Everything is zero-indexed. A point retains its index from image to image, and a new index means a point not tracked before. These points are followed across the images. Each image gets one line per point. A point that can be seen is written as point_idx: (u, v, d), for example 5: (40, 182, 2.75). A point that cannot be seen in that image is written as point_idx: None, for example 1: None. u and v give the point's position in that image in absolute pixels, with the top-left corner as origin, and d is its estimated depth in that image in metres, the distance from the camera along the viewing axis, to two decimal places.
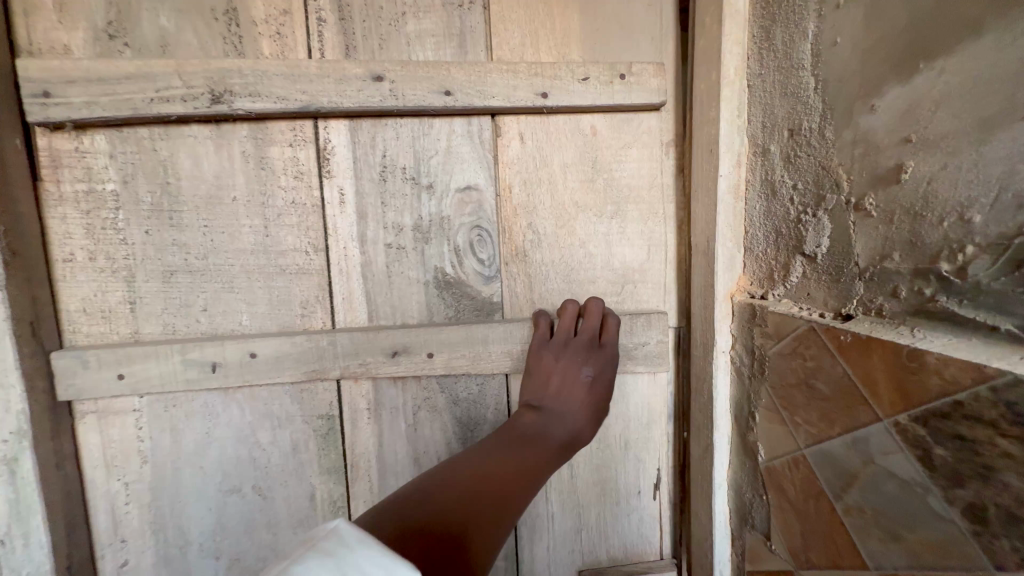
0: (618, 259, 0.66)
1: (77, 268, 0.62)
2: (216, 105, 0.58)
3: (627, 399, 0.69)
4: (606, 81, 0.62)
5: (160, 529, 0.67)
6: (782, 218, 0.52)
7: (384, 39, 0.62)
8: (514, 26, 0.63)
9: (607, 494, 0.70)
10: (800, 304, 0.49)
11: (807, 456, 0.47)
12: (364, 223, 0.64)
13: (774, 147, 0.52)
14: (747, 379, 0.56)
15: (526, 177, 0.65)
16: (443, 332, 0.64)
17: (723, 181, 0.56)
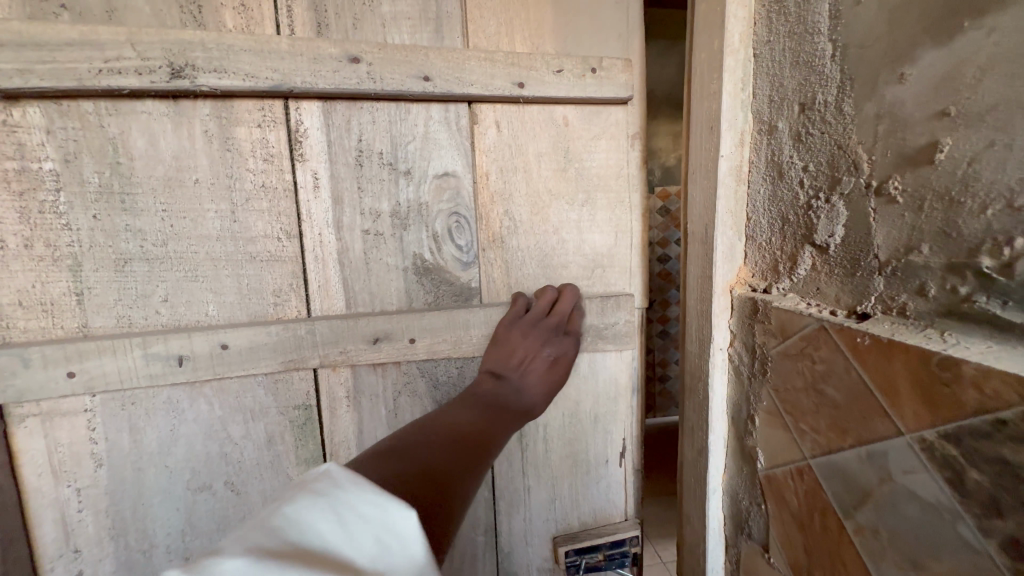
0: (589, 244, 0.62)
1: (10, 257, 0.51)
2: (176, 79, 0.50)
3: (597, 375, 0.66)
4: (578, 75, 0.58)
5: (121, 535, 0.58)
6: (789, 204, 0.47)
7: (358, 19, 0.55)
8: (489, 14, 0.58)
9: (578, 464, 0.67)
10: (807, 299, 0.45)
11: (812, 467, 0.43)
12: (340, 208, 0.57)
13: (783, 123, 0.47)
14: (746, 379, 0.52)
15: (502, 165, 0.60)
16: (425, 317, 0.58)
17: (724, 162, 0.51)
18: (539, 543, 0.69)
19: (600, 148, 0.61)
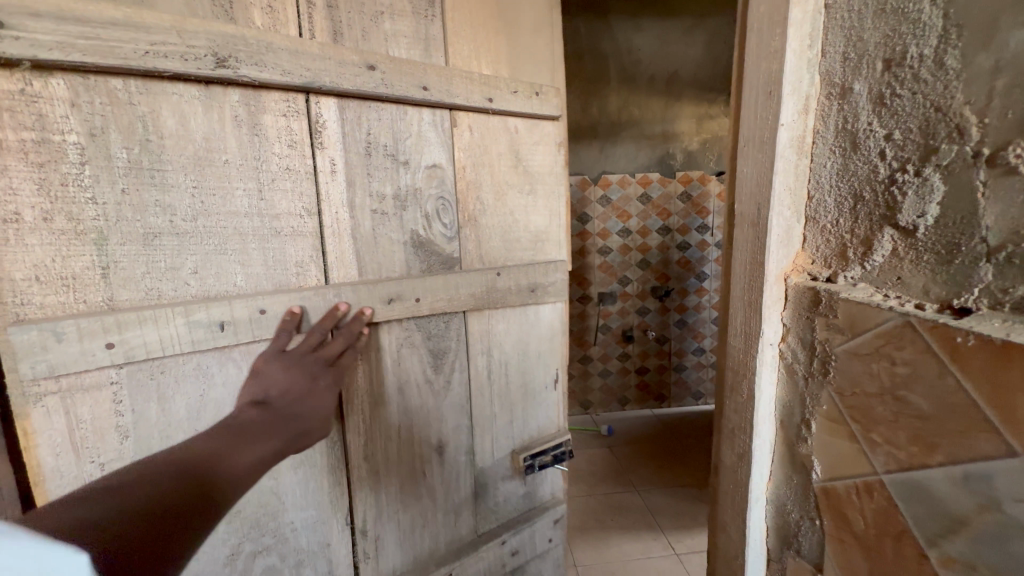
0: (532, 224, 0.78)
1: (25, 230, 0.43)
2: (220, 68, 0.49)
3: (540, 322, 0.82)
4: (525, 95, 0.74)
5: None
6: (865, 179, 0.40)
7: (366, 33, 0.59)
8: (463, 41, 0.68)
9: (528, 390, 0.83)
10: (883, 290, 0.39)
11: (885, 483, 0.37)
12: (353, 190, 0.59)
13: (860, 84, 0.40)
14: (802, 379, 0.46)
15: (475, 159, 0.70)
16: (427, 280, 0.66)
17: (784, 131, 0.44)
18: (503, 457, 0.82)
19: (539, 151, 0.77)
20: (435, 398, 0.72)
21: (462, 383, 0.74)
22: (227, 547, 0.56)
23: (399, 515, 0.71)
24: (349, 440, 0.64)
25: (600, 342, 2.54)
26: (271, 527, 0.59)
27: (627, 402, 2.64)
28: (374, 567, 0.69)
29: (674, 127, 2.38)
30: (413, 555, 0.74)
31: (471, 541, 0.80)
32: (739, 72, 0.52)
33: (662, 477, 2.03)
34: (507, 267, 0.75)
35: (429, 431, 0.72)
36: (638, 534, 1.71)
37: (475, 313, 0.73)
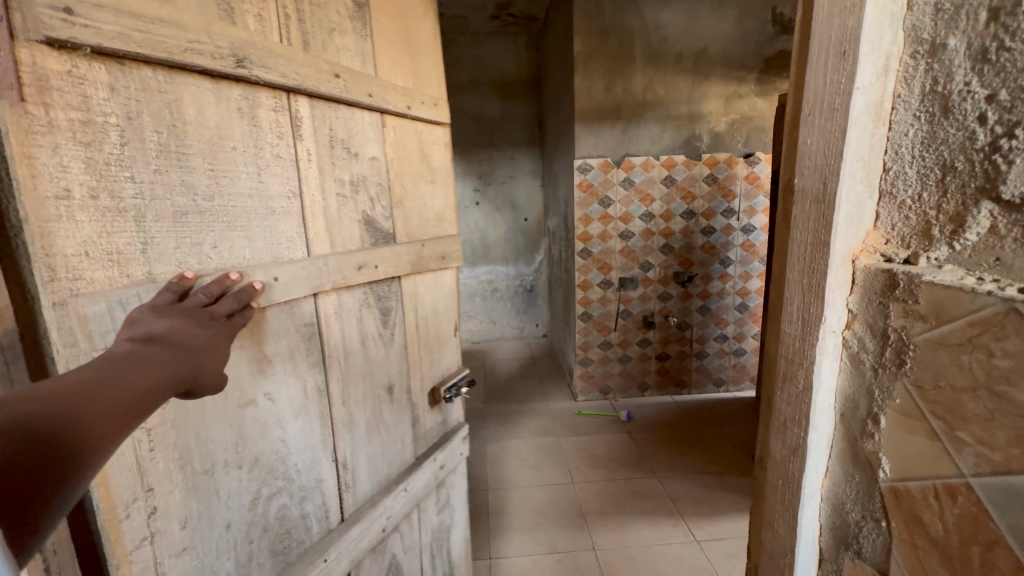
0: (435, 209, 0.91)
1: (76, 207, 0.42)
2: (240, 68, 0.53)
3: (443, 284, 0.96)
4: (428, 105, 0.87)
5: (186, 461, 0.52)
6: (958, 147, 0.36)
7: (325, 45, 0.66)
8: (385, 57, 0.77)
9: (439, 339, 0.96)
10: (976, 273, 0.35)
11: (974, 488, 0.34)
12: (323, 172, 0.65)
13: (957, 39, 0.36)
14: (870, 372, 0.42)
15: (398, 150, 0.80)
16: (377, 250, 0.75)
17: (860, 95, 0.40)
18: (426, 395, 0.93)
19: (436, 149, 0.90)
20: (383, 351, 0.80)
21: (398, 337, 0.83)
22: (251, 492, 0.60)
23: (365, 448, 0.78)
24: (331, 388, 0.70)
25: (620, 328, 2.50)
26: (281, 470, 0.64)
27: (647, 388, 2.61)
28: (352, 493, 0.76)
29: (701, 107, 2.23)
30: (378, 481, 0.82)
31: (413, 463, 0.90)
32: (804, 32, 0.47)
33: (682, 463, 2.00)
34: (425, 242, 0.87)
35: (383, 380, 0.80)
36: (657, 519, 1.68)
37: (407, 277, 0.84)
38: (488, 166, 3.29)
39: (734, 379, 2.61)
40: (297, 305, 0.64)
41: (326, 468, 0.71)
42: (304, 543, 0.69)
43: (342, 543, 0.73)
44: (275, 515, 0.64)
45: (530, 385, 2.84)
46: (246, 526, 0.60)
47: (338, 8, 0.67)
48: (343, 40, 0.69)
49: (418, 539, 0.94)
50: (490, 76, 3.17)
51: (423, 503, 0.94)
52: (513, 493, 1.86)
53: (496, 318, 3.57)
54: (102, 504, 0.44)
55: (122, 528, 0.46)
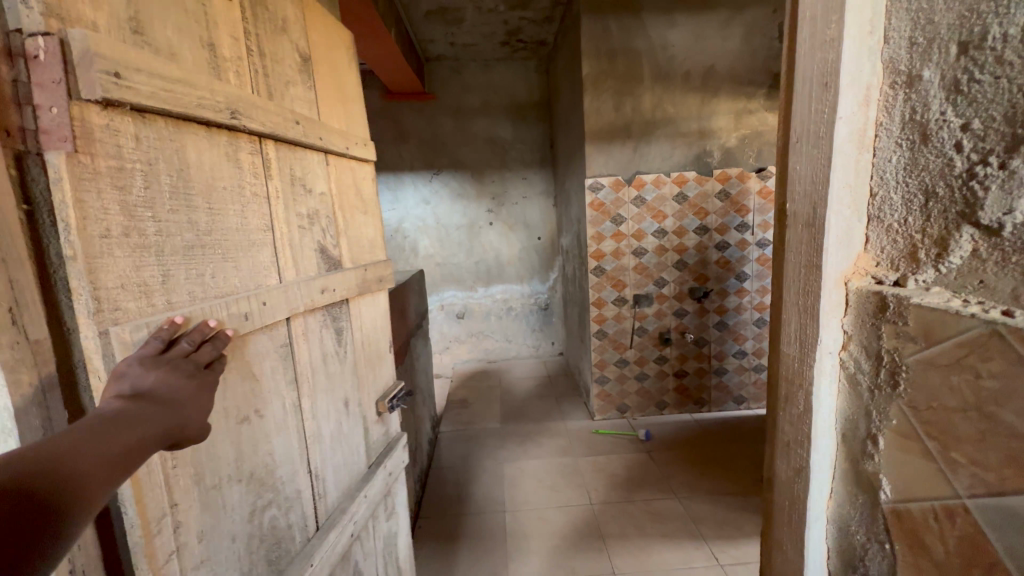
0: (367, 237, 1.01)
1: (114, 244, 0.46)
2: (233, 119, 0.61)
3: (377, 306, 1.04)
4: (357, 145, 0.98)
5: (200, 474, 0.56)
6: (938, 173, 0.37)
7: (284, 95, 0.75)
8: (324, 104, 0.87)
9: (377, 357, 1.03)
10: (962, 295, 0.36)
11: (972, 510, 0.34)
12: (287, 207, 0.73)
13: (931, 71, 0.37)
14: (868, 393, 0.43)
15: (338, 186, 0.89)
16: (332, 275, 0.83)
17: (843, 125, 0.41)
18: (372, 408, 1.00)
19: (363, 184, 1.01)
20: (338, 367, 0.86)
21: (349, 355, 0.90)
22: (248, 504, 0.63)
23: (331, 459, 0.83)
24: (303, 402, 0.75)
25: (636, 345, 2.49)
26: (270, 481, 0.68)
27: (665, 406, 2.58)
28: (324, 502, 0.80)
29: (710, 124, 2.25)
30: (342, 489, 0.86)
31: (367, 472, 0.95)
32: (789, 64, 0.50)
33: (702, 483, 1.97)
34: (366, 267, 0.96)
35: (340, 394, 0.87)
36: (678, 542, 1.65)
37: (354, 300, 0.92)
38: (501, 187, 3.34)
39: (754, 396, 2.57)
40: (275, 328, 0.69)
41: (303, 479, 0.75)
42: (291, 551, 0.72)
43: (323, 549, 0.76)
44: (268, 525, 0.67)
45: (546, 404, 2.82)
46: (246, 538, 0.63)
47: (290, 64, 0.76)
48: (295, 91, 0.78)
49: (375, 547, 0.98)
50: (503, 100, 3.24)
51: (377, 510, 0.98)
52: (531, 515, 1.84)
53: (512, 337, 3.58)
54: (138, 520, 0.48)
55: (154, 543, 0.49)
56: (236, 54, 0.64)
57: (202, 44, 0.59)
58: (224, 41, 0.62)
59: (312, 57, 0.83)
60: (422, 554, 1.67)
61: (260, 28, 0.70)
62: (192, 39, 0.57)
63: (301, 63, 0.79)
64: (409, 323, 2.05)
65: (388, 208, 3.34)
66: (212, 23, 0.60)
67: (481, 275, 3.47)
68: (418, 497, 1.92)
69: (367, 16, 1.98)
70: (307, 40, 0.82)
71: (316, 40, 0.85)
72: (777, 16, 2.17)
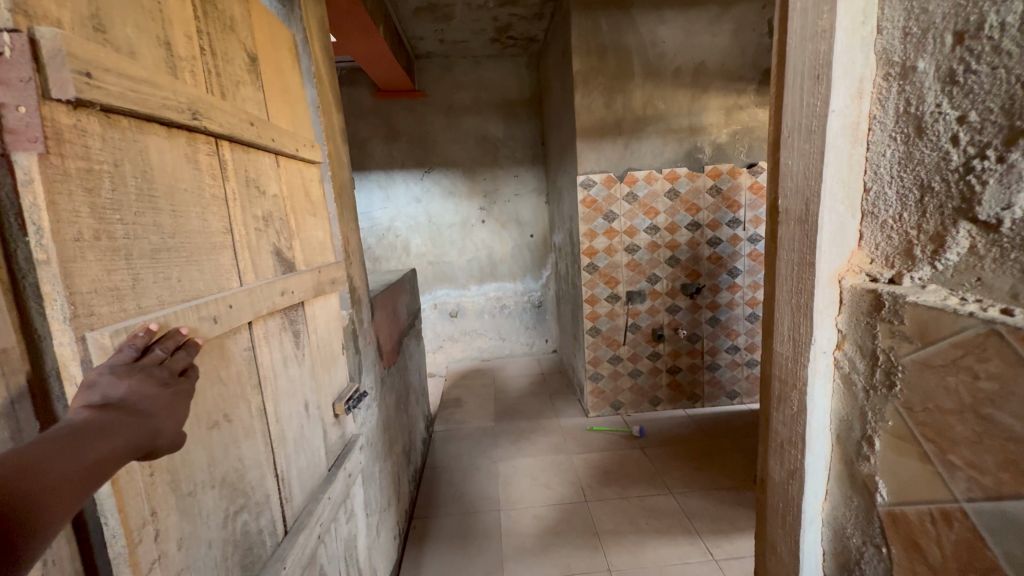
0: (319, 239, 0.99)
1: (85, 247, 0.45)
2: (194, 120, 0.60)
3: (331, 308, 1.02)
4: (306, 145, 0.96)
5: (176, 481, 0.54)
6: (934, 168, 0.36)
7: (237, 96, 0.73)
8: (272, 105, 0.85)
9: (332, 358, 1.01)
10: (959, 293, 0.35)
11: (969, 513, 0.33)
12: (244, 209, 0.71)
13: (926, 62, 0.36)
14: (863, 394, 0.42)
15: (290, 187, 0.88)
16: (290, 277, 0.82)
17: (835, 119, 0.40)
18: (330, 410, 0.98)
19: (313, 185, 0.99)
20: (298, 369, 0.85)
21: (307, 358, 0.89)
22: (222, 510, 0.62)
23: (295, 463, 0.81)
24: (267, 406, 0.74)
25: (630, 341, 2.48)
26: (241, 486, 0.66)
27: (658, 403, 2.58)
28: (291, 505, 0.79)
29: (701, 120, 2.24)
30: (307, 492, 0.85)
31: (327, 474, 0.93)
32: (782, 57, 0.48)
33: (696, 479, 1.97)
34: (321, 269, 0.95)
35: (300, 397, 0.85)
36: (673, 537, 1.65)
37: (309, 302, 0.90)
38: (492, 184, 3.32)
39: (747, 391, 2.57)
40: (238, 333, 0.68)
41: (271, 484, 0.74)
42: (262, 556, 0.70)
43: (294, 552, 0.75)
44: (240, 531, 0.65)
45: (540, 402, 2.81)
46: (222, 544, 0.61)
47: (239, 63, 0.75)
48: (245, 91, 0.76)
49: (338, 550, 0.96)
50: (493, 98, 3.22)
51: (339, 512, 0.96)
52: (525, 513, 1.83)
53: (505, 335, 3.56)
54: (121, 529, 0.46)
55: (138, 552, 0.48)
56: (191, 54, 0.63)
57: (160, 44, 0.57)
58: (179, 41, 0.61)
59: (257, 56, 0.81)
60: (414, 554, 1.65)
61: (211, 27, 0.68)
62: (150, 38, 0.56)
63: (249, 63, 0.78)
64: (400, 323, 2.03)
65: (380, 206, 3.31)
66: (167, 22, 0.59)
67: (473, 273, 3.45)
68: (412, 497, 1.90)
69: (355, 12, 1.94)
70: (253, 38, 0.80)
71: (261, 39, 0.83)
72: (766, 11, 2.16)
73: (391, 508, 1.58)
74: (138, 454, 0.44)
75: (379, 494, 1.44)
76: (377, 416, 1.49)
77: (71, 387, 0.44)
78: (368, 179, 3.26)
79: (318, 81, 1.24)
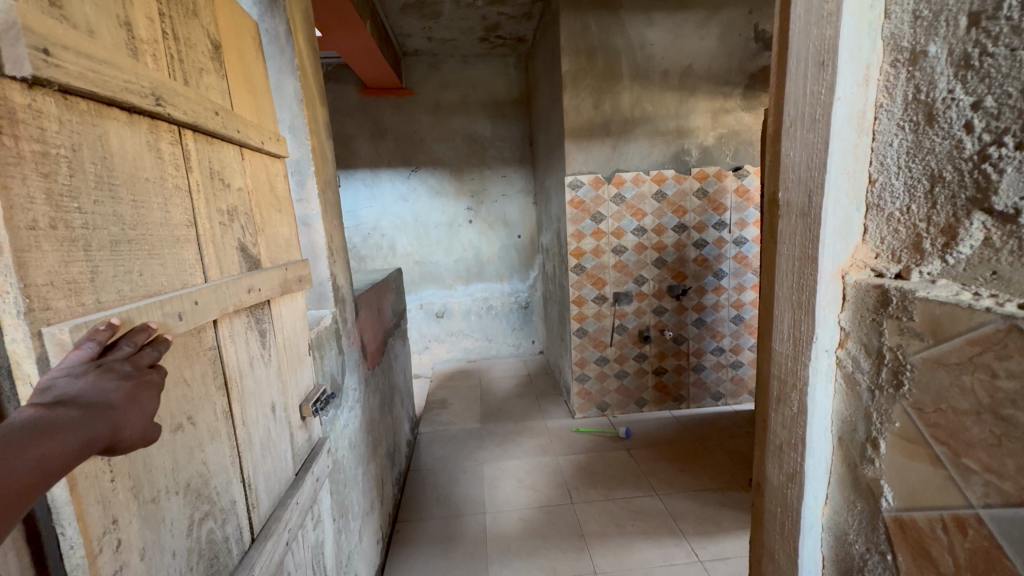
0: (285, 236, 0.95)
1: (41, 236, 0.41)
2: (158, 106, 0.56)
3: (298, 307, 0.98)
4: (271, 138, 0.92)
5: (139, 488, 0.50)
6: (945, 156, 0.34)
7: (200, 84, 0.69)
8: (236, 94, 0.81)
9: (299, 359, 0.96)
10: (972, 287, 0.33)
11: (984, 520, 0.32)
12: (208, 202, 0.68)
13: (938, 46, 0.34)
14: (866, 394, 0.40)
15: (255, 181, 0.84)
16: (255, 274, 0.78)
17: (841, 106, 0.38)
18: (297, 412, 0.94)
19: (279, 179, 0.95)
20: (264, 370, 0.81)
21: (273, 358, 0.85)
22: (187, 517, 0.58)
23: (262, 468, 0.77)
24: (234, 408, 0.70)
25: (615, 343, 2.47)
26: (208, 492, 0.62)
27: (644, 404, 2.57)
28: (258, 511, 0.75)
29: (688, 123, 2.24)
30: (274, 497, 0.81)
31: (295, 479, 0.89)
32: (782, 46, 0.47)
33: (683, 480, 1.96)
34: (288, 267, 0.91)
35: (266, 400, 0.81)
36: (659, 539, 1.63)
37: (276, 301, 0.86)
38: (480, 184, 3.29)
39: (732, 392, 2.58)
40: (202, 332, 0.64)
41: (238, 489, 0.70)
42: (228, 565, 0.66)
43: (262, 559, 0.71)
44: (206, 539, 0.62)
45: (526, 403, 2.79)
46: (188, 553, 0.58)
47: (202, 50, 0.71)
48: (209, 79, 0.72)
49: (306, 557, 0.92)
50: (481, 97, 3.19)
51: (307, 518, 0.93)
52: (511, 515, 1.80)
53: (491, 335, 3.53)
54: (80, 539, 0.43)
55: (98, 562, 0.44)
56: (153, 37, 0.59)
57: (120, 24, 0.53)
58: (140, 23, 0.57)
59: (220, 44, 0.77)
60: (397, 558, 1.61)
61: (173, 11, 0.64)
62: (110, 17, 0.52)
63: (212, 50, 0.74)
64: (385, 323, 1.99)
65: (365, 205, 3.26)
66: (127, 2, 0.55)
67: (460, 274, 3.41)
68: (395, 500, 1.86)
69: (341, 7, 1.90)
70: (216, 24, 0.76)
71: (224, 27, 0.79)
72: (753, 17, 2.17)
73: (374, 511, 1.54)
74: (100, 448, 0.41)
75: (361, 498, 1.40)
76: (359, 419, 1.45)
77: (25, 387, 0.41)
78: (353, 177, 3.20)
79: (300, 73, 1.20)
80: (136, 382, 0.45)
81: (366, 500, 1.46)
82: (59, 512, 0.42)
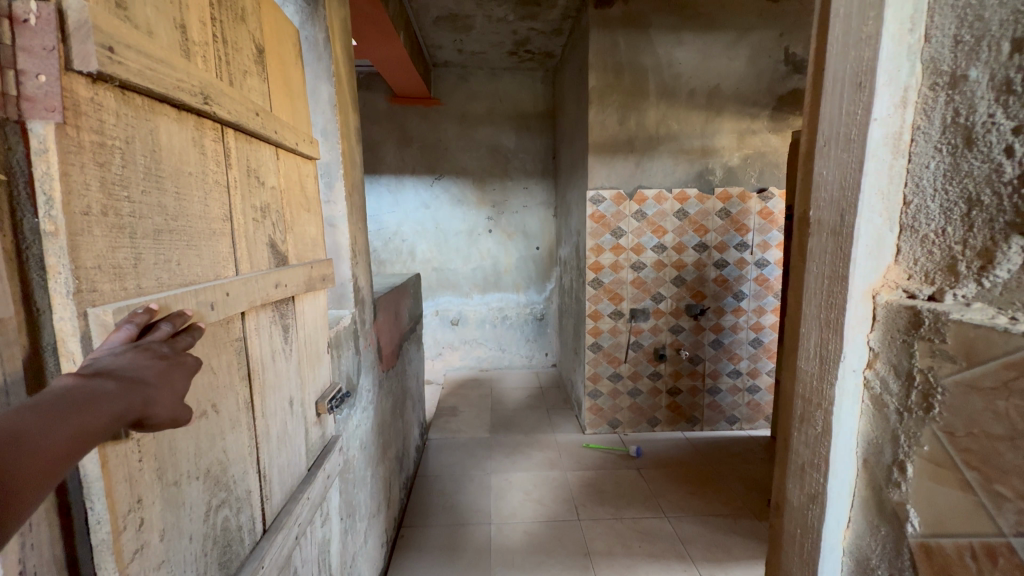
0: (312, 236, 0.98)
1: (93, 222, 0.43)
2: (206, 105, 0.59)
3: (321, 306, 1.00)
4: (304, 140, 0.95)
5: (162, 469, 0.52)
6: (984, 180, 0.34)
7: (244, 85, 0.72)
8: (274, 96, 0.84)
9: (319, 357, 0.99)
10: (1009, 312, 0.33)
11: (1016, 549, 0.31)
12: (244, 201, 0.70)
13: (978, 71, 0.35)
14: (894, 417, 0.40)
15: (287, 182, 0.87)
16: (284, 270, 0.80)
17: (877, 127, 0.39)
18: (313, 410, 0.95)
19: (309, 180, 0.98)
20: (285, 365, 0.83)
21: (294, 353, 0.87)
22: (205, 503, 0.59)
23: (276, 460, 0.79)
24: (255, 400, 0.72)
25: (631, 360, 2.45)
26: (225, 480, 0.64)
27: (656, 424, 2.54)
28: (270, 503, 0.76)
29: (714, 142, 2.24)
30: (286, 491, 0.82)
31: (307, 474, 0.91)
32: (818, 67, 0.47)
33: (693, 504, 1.92)
34: (315, 265, 0.94)
35: (284, 393, 0.83)
36: (666, 563, 1.60)
37: (299, 299, 0.88)
38: (502, 195, 3.33)
39: (747, 417, 2.54)
40: (231, 323, 0.66)
41: (253, 479, 0.71)
42: (240, 555, 0.67)
43: (272, 552, 0.72)
44: (220, 526, 0.63)
45: (537, 416, 2.77)
46: (203, 538, 0.59)
47: (247, 54, 0.74)
48: (252, 81, 0.75)
49: (312, 554, 0.93)
50: (507, 110, 3.24)
51: (316, 514, 0.94)
52: (516, 528, 1.79)
53: (505, 346, 3.53)
54: (107, 515, 0.44)
55: (122, 540, 0.46)
56: (204, 40, 0.62)
57: (176, 26, 0.57)
58: (194, 25, 0.60)
59: (264, 49, 0.80)
60: (399, 564, 1.61)
61: (224, 15, 0.68)
62: (167, 19, 0.55)
63: (256, 55, 0.77)
64: (402, 326, 2.01)
65: (388, 210, 3.31)
66: (183, 6, 0.58)
67: (477, 282, 3.43)
68: (402, 504, 1.86)
69: (376, 17, 1.96)
70: (261, 30, 0.80)
71: (268, 32, 0.82)
72: (784, 39, 2.17)
73: (380, 514, 1.54)
74: (131, 420, 0.42)
75: (369, 499, 1.41)
76: (372, 421, 1.46)
77: (68, 364, 0.43)
78: (379, 182, 3.27)
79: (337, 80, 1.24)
80: (167, 362, 0.46)
81: (374, 502, 1.47)
82: (88, 487, 0.43)
